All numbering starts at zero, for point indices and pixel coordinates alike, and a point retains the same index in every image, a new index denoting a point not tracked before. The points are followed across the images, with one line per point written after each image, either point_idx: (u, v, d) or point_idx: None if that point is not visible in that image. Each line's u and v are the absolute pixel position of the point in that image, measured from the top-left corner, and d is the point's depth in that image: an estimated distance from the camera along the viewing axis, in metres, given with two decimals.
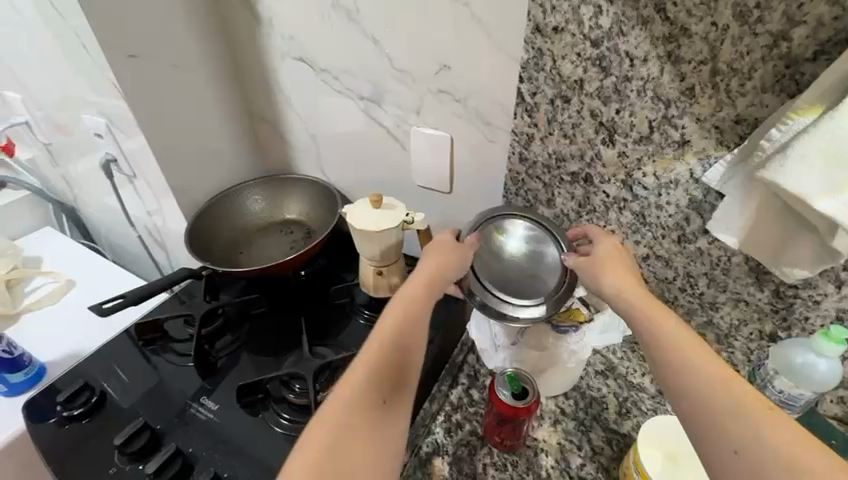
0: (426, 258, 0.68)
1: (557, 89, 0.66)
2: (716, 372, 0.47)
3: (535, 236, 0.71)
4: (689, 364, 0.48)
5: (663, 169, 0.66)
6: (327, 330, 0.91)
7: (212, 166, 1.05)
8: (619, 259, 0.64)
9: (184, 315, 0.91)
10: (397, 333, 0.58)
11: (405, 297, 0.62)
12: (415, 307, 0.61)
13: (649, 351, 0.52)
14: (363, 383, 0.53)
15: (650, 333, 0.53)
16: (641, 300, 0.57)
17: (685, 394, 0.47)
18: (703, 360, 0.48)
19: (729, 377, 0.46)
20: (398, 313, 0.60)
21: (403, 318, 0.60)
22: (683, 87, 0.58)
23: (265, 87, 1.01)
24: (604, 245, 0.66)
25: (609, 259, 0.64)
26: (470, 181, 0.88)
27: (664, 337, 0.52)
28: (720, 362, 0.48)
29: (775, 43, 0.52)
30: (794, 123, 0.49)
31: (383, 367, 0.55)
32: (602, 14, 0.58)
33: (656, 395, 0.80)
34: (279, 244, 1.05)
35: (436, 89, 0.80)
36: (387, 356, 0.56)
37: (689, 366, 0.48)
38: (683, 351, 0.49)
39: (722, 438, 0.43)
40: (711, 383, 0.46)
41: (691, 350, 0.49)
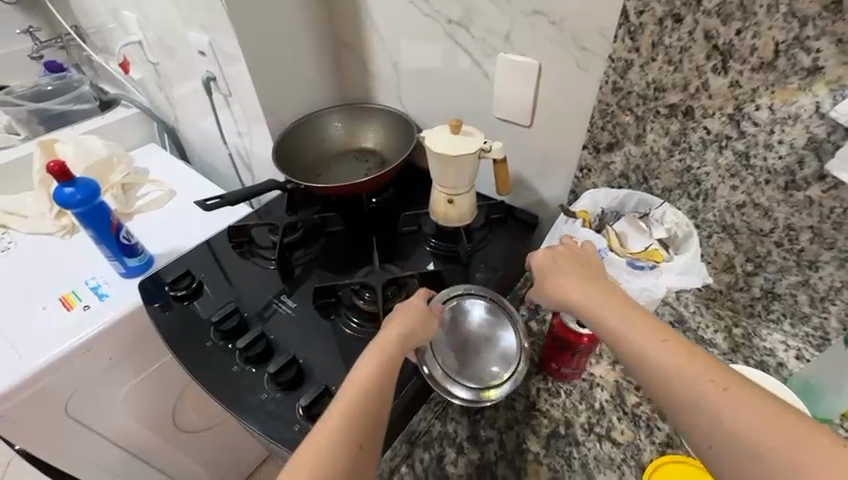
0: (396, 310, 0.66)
1: (669, 6, 0.61)
2: (680, 369, 0.43)
3: (498, 323, 0.73)
4: (656, 370, 0.44)
5: (782, 101, 0.59)
6: (395, 252, 0.96)
7: (298, 91, 1.10)
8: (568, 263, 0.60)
9: (268, 224, 0.99)
10: (370, 386, 0.54)
11: (376, 350, 0.59)
12: (391, 358, 0.59)
13: (617, 353, 0.49)
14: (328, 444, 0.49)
15: (619, 332, 0.49)
16: (606, 306, 0.52)
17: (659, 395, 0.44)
18: (669, 356, 0.44)
19: (691, 370, 0.43)
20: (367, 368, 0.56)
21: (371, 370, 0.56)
22: (828, 1, 0.51)
23: (353, 11, 1.02)
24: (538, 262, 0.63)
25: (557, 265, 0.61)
26: (554, 115, 0.85)
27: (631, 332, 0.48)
28: (679, 347, 0.45)
29: None
30: None
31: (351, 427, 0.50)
32: None
33: (728, 352, 0.77)
34: (354, 171, 1.10)
35: (530, 10, 0.76)
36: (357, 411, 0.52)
37: (657, 369, 0.44)
38: (646, 355, 0.46)
39: (714, 432, 0.40)
40: (679, 380, 0.43)
41: (650, 345, 0.46)
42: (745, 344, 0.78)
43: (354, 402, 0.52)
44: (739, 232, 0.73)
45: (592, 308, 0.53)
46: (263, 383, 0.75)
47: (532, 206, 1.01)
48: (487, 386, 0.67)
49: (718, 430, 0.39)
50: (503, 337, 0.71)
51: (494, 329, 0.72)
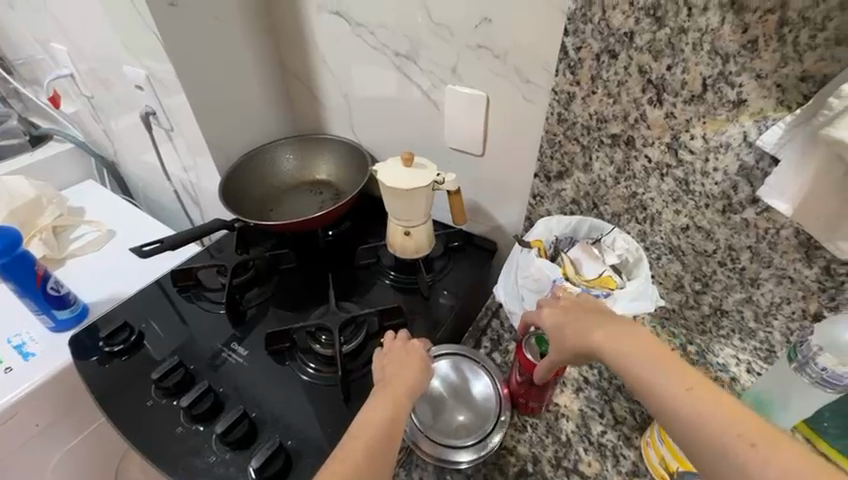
0: (394, 359, 0.66)
1: (604, 43, 0.63)
2: (707, 413, 0.42)
3: (483, 390, 0.71)
4: (683, 415, 0.43)
5: (713, 131, 0.62)
6: (354, 288, 0.93)
7: (246, 123, 1.06)
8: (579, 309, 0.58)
9: (217, 265, 0.94)
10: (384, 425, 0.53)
11: (382, 395, 0.58)
12: (401, 398, 0.58)
13: (639, 396, 0.47)
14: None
15: (640, 377, 0.47)
16: (624, 346, 0.50)
17: (686, 440, 0.42)
18: (696, 400, 0.43)
19: (722, 414, 0.41)
20: (374, 411, 0.55)
21: (380, 411, 0.56)
22: (746, 40, 0.54)
23: (300, 43, 1.00)
24: (546, 319, 0.61)
25: (566, 316, 0.59)
26: (505, 144, 0.86)
27: (657, 379, 0.46)
28: (706, 394, 0.43)
29: None
30: None
31: (363, 465, 0.49)
32: None
33: None
34: (308, 203, 1.06)
35: (474, 44, 0.77)
36: (368, 450, 0.50)
37: (686, 415, 0.43)
38: (670, 397, 0.44)
39: None
40: (710, 425, 0.41)
41: (675, 391, 0.44)
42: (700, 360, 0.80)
43: (367, 442, 0.51)
44: (685, 254, 0.75)
45: (609, 351, 0.51)
46: (211, 444, 0.70)
47: (490, 232, 1.01)
48: (456, 448, 0.65)
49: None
50: (483, 397, 0.71)
51: (476, 393, 0.71)
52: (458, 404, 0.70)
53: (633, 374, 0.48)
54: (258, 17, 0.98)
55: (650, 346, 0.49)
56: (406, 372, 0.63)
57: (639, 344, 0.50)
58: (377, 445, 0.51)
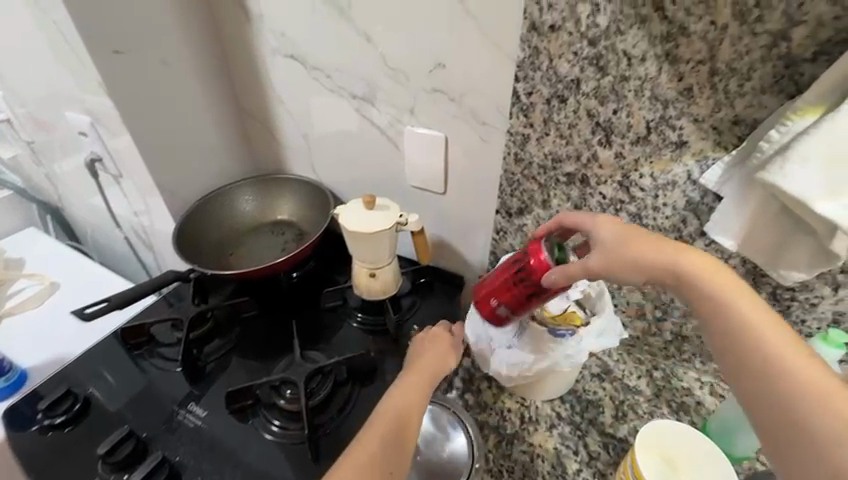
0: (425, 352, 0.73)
1: (553, 88, 0.65)
2: (760, 326, 0.44)
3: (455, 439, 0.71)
4: (729, 329, 0.46)
5: (660, 170, 0.65)
6: (319, 333, 0.90)
7: (201, 166, 1.03)
8: (630, 235, 0.55)
9: (171, 319, 0.88)
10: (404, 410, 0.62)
11: (414, 374, 0.68)
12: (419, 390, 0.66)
13: (719, 319, 0.47)
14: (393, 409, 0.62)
15: (732, 308, 0.46)
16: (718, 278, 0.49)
17: (758, 364, 0.43)
18: (745, 320, 0.45)
19: (775, 337, 0.43)
20: (413, 377, 0.68)
21: (413, 389, 0.65)
22: (682, 88, 0.57)
23: (255, 84, 0.98)
24: (603, 230, 0.56)
25: (627, 234, 0.55)
26: (465, 182, 0.86)
27: (743, 314, 0.46)
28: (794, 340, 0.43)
29: (775, 44, 0.50)
30: (794, 125, 0.48)
31: (405, 411, 0.62)
32: (599, 12, 0.57)
33: (653, 398, 0.80)
34: (270, 246, 1.03)
35: (430, 88, 0.78)
36: (410, 396, 0.64)
37: (731, 328, 0.45)
38: (729, 315, 0.46)
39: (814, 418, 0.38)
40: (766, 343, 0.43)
41: (766, 325, 0.44)
42: (666, 386, 0.82)
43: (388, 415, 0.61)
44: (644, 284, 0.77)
45: (687, 274, 0.50)
46: None
47: (456, 267, 1.01)
48: None
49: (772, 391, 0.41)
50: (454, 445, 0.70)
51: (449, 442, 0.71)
52: (430, 456, 0.70)
53: (688, 284, 0.50)
54: (211, 61, 0.96)
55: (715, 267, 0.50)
56: (431, 367, 0.71)
57: (711, 268, 0.50)
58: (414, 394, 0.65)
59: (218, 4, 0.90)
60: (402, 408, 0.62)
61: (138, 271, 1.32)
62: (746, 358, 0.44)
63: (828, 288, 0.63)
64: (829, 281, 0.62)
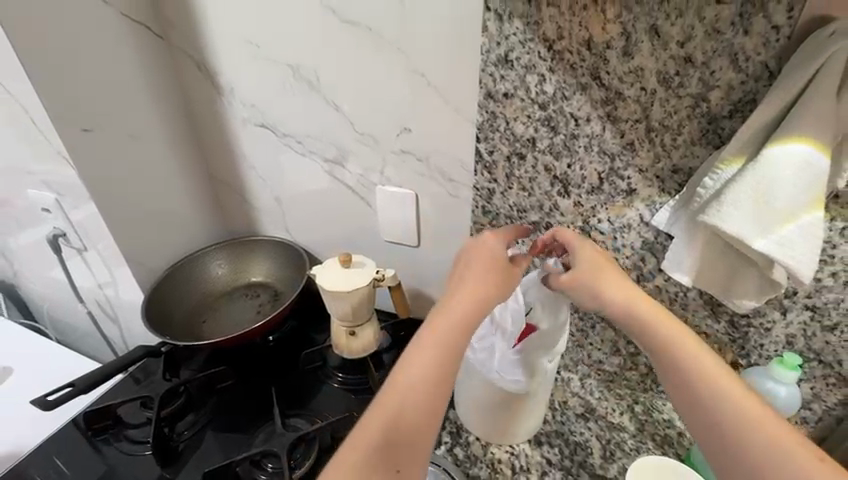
0: (471, 274, 0.63)
1: (512, 147, 0.70)
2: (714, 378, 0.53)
3: None
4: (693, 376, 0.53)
5: (616, 215, 0.70)
6: (299, 398, 0.87)
7: (171, 233, 1.02)
8: (602, 264, 0.64)
9: (140, 397, 0.84)
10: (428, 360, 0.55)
11: (447, 309, 0.59)
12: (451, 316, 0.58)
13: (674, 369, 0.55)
14: (419, 366, 0.54)
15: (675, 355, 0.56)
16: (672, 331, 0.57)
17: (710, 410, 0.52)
18: (699, 362, 0.54)
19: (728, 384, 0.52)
20: (442, 316, 0.59)
21: (429, 355, 0.55)
22: (624, 142, 0.64)
23: (225, 151, 1.00)
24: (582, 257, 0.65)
25: (594, 274, 0.63)
26: (437, 234, 0.90)
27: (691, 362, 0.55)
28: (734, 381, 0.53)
29: (697, 104, 0.58)
30: (722, 173, 0.55)
31: (434, 364, 0.55)
32: (545, 81, 0.64)
33: (637, 433, 0.81)
34: (245, 310, 1.01)
35: (398, 149, 0.83)
36: (440, 344, 0.56)
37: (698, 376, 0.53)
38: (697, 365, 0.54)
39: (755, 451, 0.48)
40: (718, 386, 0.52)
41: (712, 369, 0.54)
42: (648, 420, 0.83)
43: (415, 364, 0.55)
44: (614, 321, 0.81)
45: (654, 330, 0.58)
46: None
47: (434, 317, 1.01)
48: None
49: (728, 427, 0.50)
50: None
51: None
52: None
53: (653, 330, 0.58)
54: (180, 131, 0.98)
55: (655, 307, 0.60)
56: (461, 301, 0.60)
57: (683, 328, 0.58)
58: (447, 341, 0.56)
59: (188, 78, 0.94)
60: (431, 362, 0.55)
61: (101, 347, 1.24)
62: (718, 409, 0.51)
63: (778, 313, 0.68)
64: (777, 306, 0.68)
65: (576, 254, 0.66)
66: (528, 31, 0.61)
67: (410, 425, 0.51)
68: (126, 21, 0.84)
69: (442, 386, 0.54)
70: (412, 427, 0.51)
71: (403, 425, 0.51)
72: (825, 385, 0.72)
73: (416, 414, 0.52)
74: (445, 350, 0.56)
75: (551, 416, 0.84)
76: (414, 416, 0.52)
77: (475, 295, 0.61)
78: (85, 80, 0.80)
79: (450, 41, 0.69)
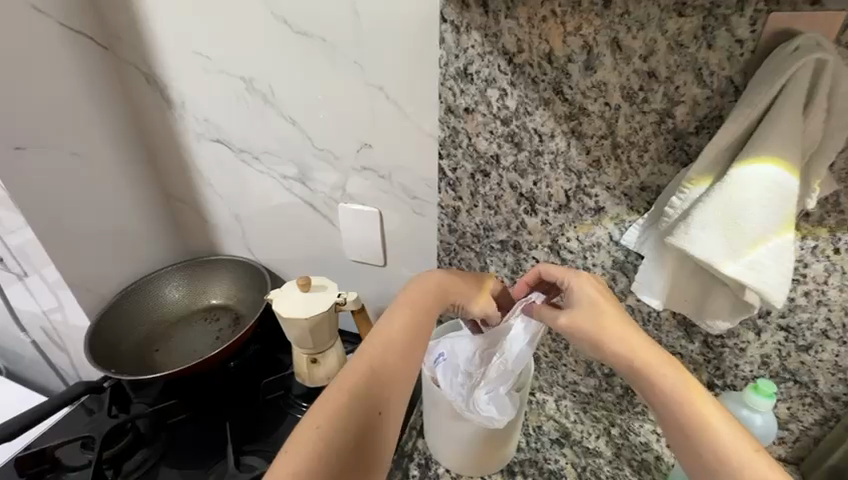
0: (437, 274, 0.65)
1: (475, 164, 0.67)
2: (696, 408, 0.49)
3: None
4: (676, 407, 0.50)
5: (584, 234, 0.67)
6: (258, 431, 0.82)
7: (123, 255, 0.95)
8: (598, 300, 0.60)
9: (81, 438, 0.78)
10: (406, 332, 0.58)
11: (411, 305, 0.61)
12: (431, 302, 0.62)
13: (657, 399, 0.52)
14: (385, 353, 0.54)
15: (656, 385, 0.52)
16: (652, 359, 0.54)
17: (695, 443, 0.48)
18: (681, 393, 0.51)
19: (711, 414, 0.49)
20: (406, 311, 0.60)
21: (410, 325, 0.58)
22: (590, 159, 0.61)
23: (180, 167, 0.94)
24: (580, 289, 0.61)
25: (588, 318, 0.59)
26: (404, 253, 0.85)
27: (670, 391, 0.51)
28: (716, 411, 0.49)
29: (662, 120, 0.55)
30: (690, 193, 0.52)
31: (397, 353, 0.55)
32: (507, 96, 0.60)
33: (614, 459, 0.78)
34: (203, 336, 0.95)
35: (359, 166, 0.79)
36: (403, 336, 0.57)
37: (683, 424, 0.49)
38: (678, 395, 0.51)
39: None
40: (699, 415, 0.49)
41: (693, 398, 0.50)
42: (624, 444, 0.80)
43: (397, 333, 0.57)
44: None
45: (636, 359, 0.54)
46: None
47: None
48: None
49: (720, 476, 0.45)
50: None
51: None
52: None
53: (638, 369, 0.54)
54: (129, 146, 0.92)
55: (644, 340, 0.56)
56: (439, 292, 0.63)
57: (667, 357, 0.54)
58: (409, 336, 0.57)
59: (136, 91, 0.88)
60: (397, 353, 0.55)
61: (50, 375, 1.16)
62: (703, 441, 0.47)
63: (752, 333, 0.66)
64: (751, 326, 0.65)
65: (574, 290, 0.62)
66: (487, 44, 0.58)
67: (373, 412, 0.50)
68: (65, 31, 0.78)
69: (415, 354, 0.57)
70: (377, 413, 0.50)
71: (368, 409, 0.50)
72: (801, 405, 0.70)
73: (381, 400, 0.51)
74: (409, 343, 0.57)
75: (524, 442, 0.80)
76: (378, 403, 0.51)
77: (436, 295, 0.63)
78: (17, 95, 0.74)
79: (408, 53, 0.65)
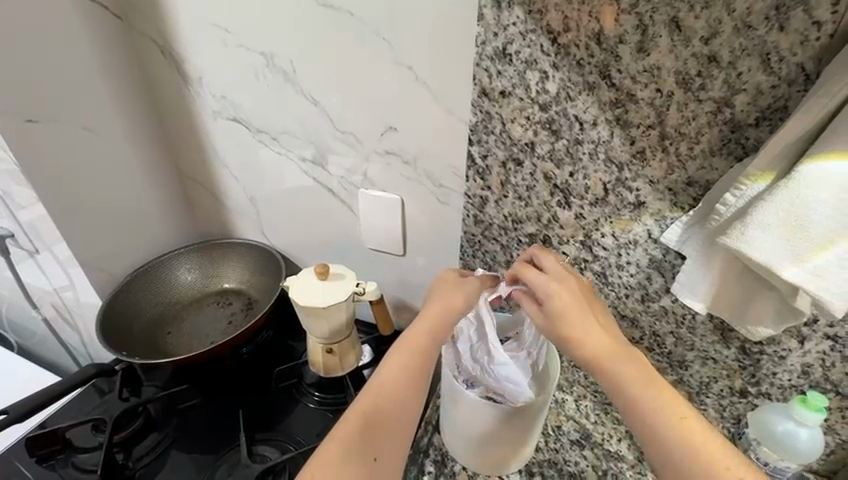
0: (432, 307, 0.63)
1: (508, 151, 0.63)
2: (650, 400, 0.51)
3: None
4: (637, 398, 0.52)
5: (621, 229, 0.63)
6: (270, 420, 0.80)
7: (136, 234, 0.93)
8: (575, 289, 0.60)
9: (92, 420, 0.77)
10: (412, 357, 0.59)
11: (408, 345, 0.60)
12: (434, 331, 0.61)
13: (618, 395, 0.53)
14: (378, 404, 0.56)
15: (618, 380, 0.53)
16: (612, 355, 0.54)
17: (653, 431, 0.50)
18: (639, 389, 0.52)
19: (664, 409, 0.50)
20: (402, 353, 0.60)
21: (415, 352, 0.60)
22: (634, 150, 0.57)
23: (194, 145, 0.91)
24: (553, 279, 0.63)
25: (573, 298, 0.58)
26: (425, 242, 0.82)
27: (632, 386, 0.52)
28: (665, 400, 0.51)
29: (719, 110, 0.51)
30: (747, 190, 0.48)
31: (393, 400, 0.56)
32: (548, 79, 0.56)
33: (636, 463, 0.75)
34: (215, 320, 0.93)
35: (382, 150, 0.75)
36: (399, 381, 0.58)
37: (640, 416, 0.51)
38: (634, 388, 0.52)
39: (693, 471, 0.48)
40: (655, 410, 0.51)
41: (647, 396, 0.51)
42: None
43: (407, 359, 0.59)
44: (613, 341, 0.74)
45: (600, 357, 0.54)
46: None
47: None
48: None
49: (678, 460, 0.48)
50: None
51: None
52: None
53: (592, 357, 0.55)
54: (145, 122, 0.89)
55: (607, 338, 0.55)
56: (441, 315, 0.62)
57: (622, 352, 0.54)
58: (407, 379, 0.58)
59: (152, 64, 0.84)
60: (389, 400, 0.56)
61: (61, 354, 1.15)
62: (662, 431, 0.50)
63: (795, 341, 0.61)
64: (795, 334, 0.61)
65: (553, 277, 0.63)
66: (530, 21, 0.54)
67: (368, 456, 0.53)
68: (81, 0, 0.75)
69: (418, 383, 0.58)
70: (372, 459, 0.53)
71: (362, 456, 0.53)
72: (841, 418, 0.64)
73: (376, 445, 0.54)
74: (403, 385, 0.57)
75: (543, 443, 0.77)
76: (372, 447, 0.54)
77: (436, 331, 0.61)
78: (29, 65, 0.71)
79: (441, 31, 0.61)
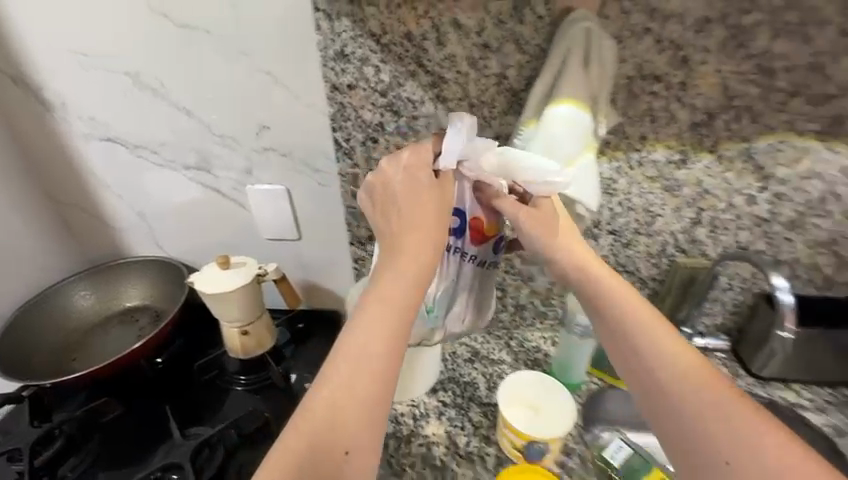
0: (387, 268, 0.58)
1: (364, 132, 0.78)
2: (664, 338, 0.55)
3: None
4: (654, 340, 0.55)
5: None
6: (199, 405, 0.86)
7: (17, 269, 0.91)
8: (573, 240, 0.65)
9: (5, 452, 0.77)
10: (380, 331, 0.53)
11: (375, 315, 0.54)
12: (400, 289, 0.56)
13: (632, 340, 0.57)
14: (355, 383, 0.50)
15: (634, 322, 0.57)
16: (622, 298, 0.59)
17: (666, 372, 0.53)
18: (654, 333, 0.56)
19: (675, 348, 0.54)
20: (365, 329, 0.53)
21: (380, 324, 0.54)
22: (455, 119, 0.75)
23: (68, 169, 0.92)
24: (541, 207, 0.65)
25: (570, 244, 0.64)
26: (315, 224, 0.94)
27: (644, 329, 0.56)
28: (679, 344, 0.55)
29: (501, 81, 0.72)
30: (525, 133, 0.69)
31: (359, 390, 0.50)
32: (381, 71, 0.72)
33: (514, 363, 0.95)
34: (121, 337, 0.95)
35: (261, 148, 0.85)
36: (365, 370, 0.51)
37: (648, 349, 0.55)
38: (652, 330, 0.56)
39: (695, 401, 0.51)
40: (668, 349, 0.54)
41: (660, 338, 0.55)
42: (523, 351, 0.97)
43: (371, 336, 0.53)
44: None
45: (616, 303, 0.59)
46: None
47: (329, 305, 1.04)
48: None
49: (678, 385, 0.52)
50: None
51: None
52: None
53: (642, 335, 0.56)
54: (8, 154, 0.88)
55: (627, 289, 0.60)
56: (402, 276, 0.57)
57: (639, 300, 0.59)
58: (374, 357, 0.52)
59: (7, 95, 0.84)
60: (365, 383, 0.51)
61: None
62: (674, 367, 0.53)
63: (593, 240, 0.85)
64: (591, 234, 0.85)
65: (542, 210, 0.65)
66: (356, 28, 0.69)
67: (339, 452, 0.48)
68: None
69: (387, 360, 0.52)
70: (343, 454, 0.48)
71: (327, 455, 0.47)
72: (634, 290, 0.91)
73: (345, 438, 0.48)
74: (370, 362, 0.52)
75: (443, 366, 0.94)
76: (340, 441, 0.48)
77: (404, 288, 0.57)
78: None
79: (291, 41, 0.74)
